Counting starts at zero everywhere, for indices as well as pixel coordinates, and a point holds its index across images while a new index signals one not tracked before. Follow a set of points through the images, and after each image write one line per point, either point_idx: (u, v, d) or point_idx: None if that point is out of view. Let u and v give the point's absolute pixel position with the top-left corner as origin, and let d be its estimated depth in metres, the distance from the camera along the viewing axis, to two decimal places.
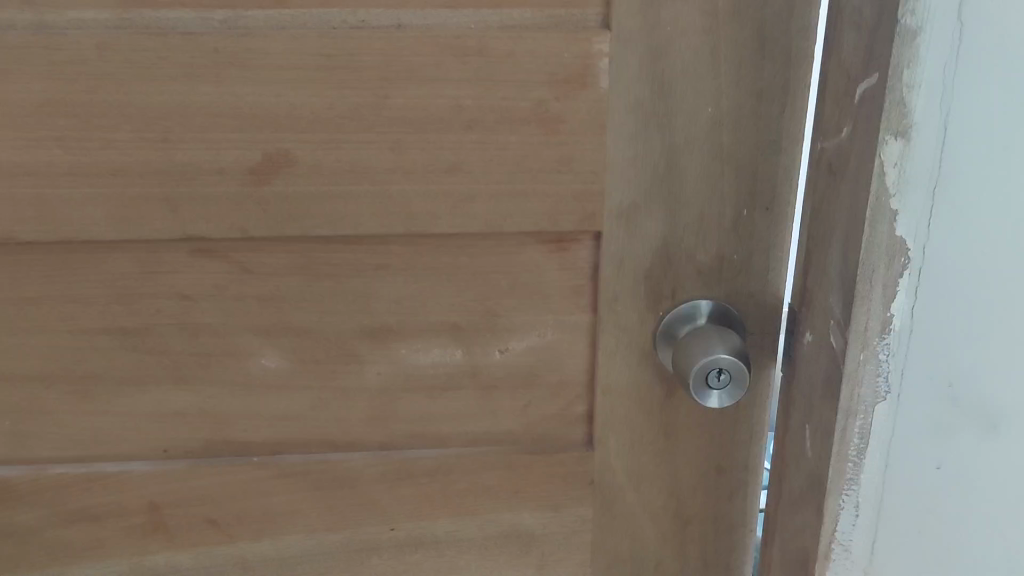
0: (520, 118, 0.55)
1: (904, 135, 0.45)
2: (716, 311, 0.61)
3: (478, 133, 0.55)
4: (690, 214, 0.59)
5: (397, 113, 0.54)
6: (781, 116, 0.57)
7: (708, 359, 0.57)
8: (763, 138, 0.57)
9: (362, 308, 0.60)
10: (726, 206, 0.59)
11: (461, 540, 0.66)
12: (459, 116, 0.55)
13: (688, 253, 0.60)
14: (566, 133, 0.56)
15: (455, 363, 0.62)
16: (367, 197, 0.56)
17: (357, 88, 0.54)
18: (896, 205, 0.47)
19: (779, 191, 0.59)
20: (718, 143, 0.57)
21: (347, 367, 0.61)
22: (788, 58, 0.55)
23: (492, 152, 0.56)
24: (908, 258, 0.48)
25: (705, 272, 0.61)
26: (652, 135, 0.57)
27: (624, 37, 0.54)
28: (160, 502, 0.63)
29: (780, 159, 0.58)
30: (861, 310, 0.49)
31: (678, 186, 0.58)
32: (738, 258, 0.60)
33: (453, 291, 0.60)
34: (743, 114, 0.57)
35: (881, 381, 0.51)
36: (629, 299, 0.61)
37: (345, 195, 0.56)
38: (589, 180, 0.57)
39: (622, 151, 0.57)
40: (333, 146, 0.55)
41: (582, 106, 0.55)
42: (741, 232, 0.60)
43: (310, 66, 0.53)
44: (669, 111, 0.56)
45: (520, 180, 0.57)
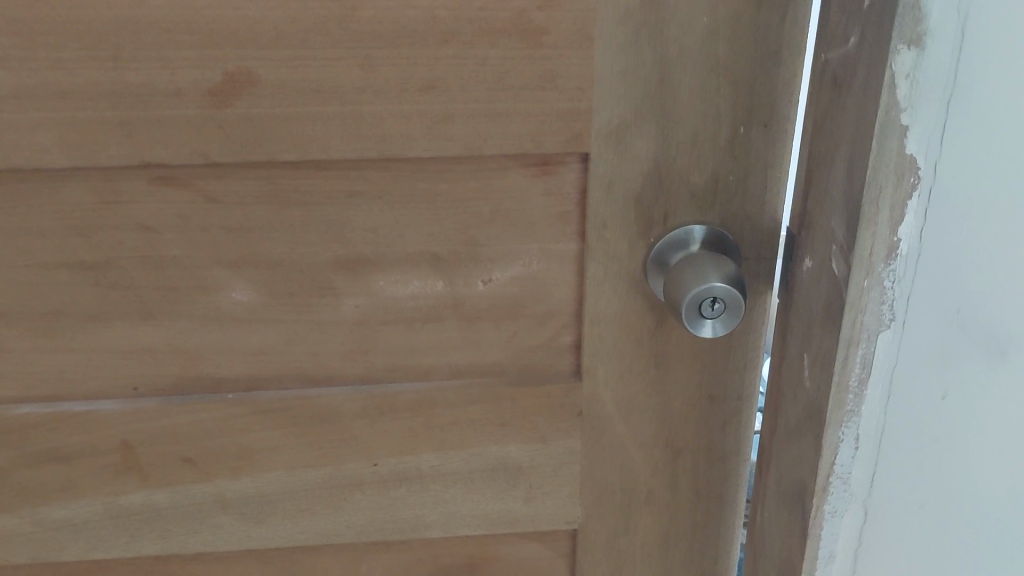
0: (500, 30, 0.51)
1: (917, 43, 0.42)
2: (710, 236, 0.58)
3: (455, 48, 0.51)
4: (684, 132, 0.55)
5: (367, 27, 0.50)
6: (782, 25, 0.53)
7: (701, 288, 0.54)
8: (762, 50, 0.53)
9: (336, 238, 0.56)
10: (723, 123, 0.55)
11: (446, 475, 0.64)
12: (434, 29, 0.51)
13: (681, 174, 0.57)
14: (549, 46, 0.52)
15: (435, 293, 0.59)
16: (337, 119, 0.53)
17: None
18: (906, 120, 0.43)
19: (780, 107, 0.55)
20: (713, 55, 0.53)
21: (322, 299, 0.58)
22: None
23: (470, 69, 0.52)
24: (918, 177, 0.45)
25: (699, 195, 0.57)
26: (643, 47, 0.53)
27: None
28: (132, 441, 0.61)
29: (780, 72, 0.54)
30: (866, 235, 0.46)
31: (671, 103, 0.54)
32: (734, 179, 0.57)
33: (431, 218, 0.57)
34: (740, 23, 0.53)
35: (884, 308, 0.48)
36: (619, 224, 0.58)
37: (314, 117, 0.52)
38: (575, 97, 0.53)
39: (610, 64, 0.53)
40: (299, 64, 0.51)
41: (567, 16, 0.51)
42: (738, 151, 0.56)
43: None
44: (661, 21, 0.52)
45: (501, 98, 0.53)
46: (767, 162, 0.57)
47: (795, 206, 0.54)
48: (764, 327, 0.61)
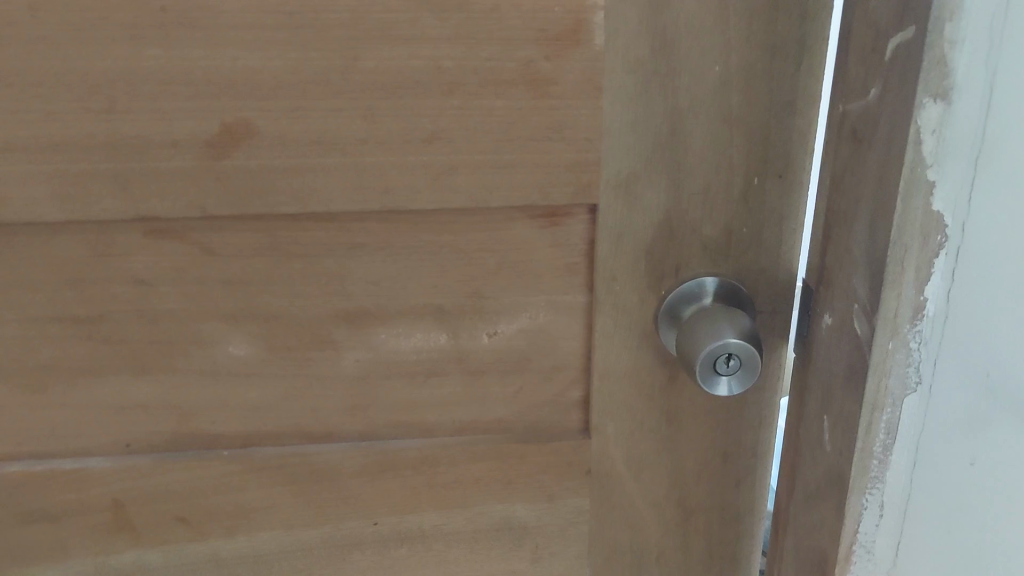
0: (506, 80, 0.50)
1: (944, 97, 0.40)
2: (724, 288, 0.56)
3: (460, 97, 0.50)
4: (695, 183, 0.54)
5: (368, 77, 0.49)
6: (797, 75, 0.51)
7: (715, 344, 0.52)
8: (777, 100, 0.52)
9: (336, 290, 0.55)
10: (736, 174, 0.54)
11: (449, 534, 0.62)
12: (438, 79, 0.49)
13: (693, 226, 0.55)
14: (557, 96, 0.50)
15: (439, 347, 0.57)
16: (338, 170, 0.51)
17: (323, 49, 0.48)
18: (933, 176, 0.42)
19: (795, 157, 0.53)
20: (726, 105, 0.52)
21: (322, 353, 0.56)
22: (806, 10, 0.50)
23: (475, 119, 0.50)
24: (944, 237, 0.43)
25: (712, 247, 0.56)
26: (653, 97, 0.51)
27: None
28: (125, 499, 0.59)
29: (795, 122, 0.52)
30: (891, 295, 0.44)
31: (682, 153, 0.53)
32: (748, 231, 0.55)
33: (435, 271, 0.55)
34: (754, 72, 0.51)
35: (910, 372, 0.46)
36: (628, 277, 0.56)
37: (314, 168, 0.51)
38: (583, 148, 0.52)
39: (620, 115, 0.51)
40: (300, 115, 0.49)
41: (575, 66, 0.50)
42: (753, 203, 0.55)
43: (270, 25, 0.47)
44: (672, 70, 0.51)
45: (507, 149, 0.51)
46: (782, 213, 0.55)
47: (812, 261, 0.52)
48: (779, 382, 0.59)
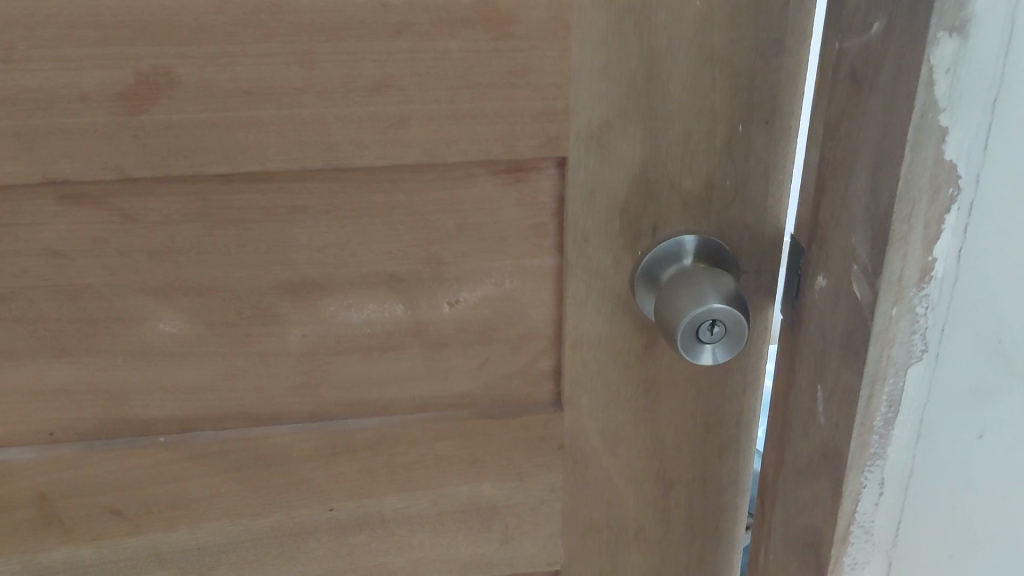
0: (462, 19, 0.44)
1: (960, 32, 0.34)
2: (705, 247, 0.51)
3: (410, 40, 0.44)
4: (675, 132, 0.49)
5: (305, 18, 0.43)
6: (786, 9, 0.46)
7: (698, 310, 0.47)
8: (764, 38, 0.47)
9: (278, 259, 0.49)
10: (719, 121, 0.49)
11: (412, 517, 0.58)
12: (385, 18, 0.43)
13: (673, 180, 0.50)
14: (519, 36, 0.45)
15: (394, 319, 0.52)
16: (275, 125, 0.45)
17: None
18: (945, 122, 0.36)
19: (783, 101, 0.48)
20: (708, 44, 0.47)
21: (264, 328, 0.51)
22: None
23: (428, 64, 0.45)
24: (957, 189, 0.37)
25: (693, 202, 0.51)
26: (627, 36, 0.46)
27: None
28: (52, 493, 0.54)
29: (783, 63, 0.47)
30: (896, 255, 0.39)
31: (660, 98, 0.48)
32: (732, 185, 0.50)
33: (388, 235, 0.49)
34: (739, 6, 0.46)
35: (915, 339, 0.41)
36: (601, 237, 0.51)
37: (247, 123, 0.45)
38: (550, 95, 0.47)
39: (591, 56, 0.46)
40: (227, 62, 0.43)
41: (539, 2, 0.44)
42: (737, 153, 0.50)
43: None
44: (647, 6, 0.45)
45: (464, 98, 0.46)
46: (769, 164, 0.50)
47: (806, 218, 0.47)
48: (764, 346, 0.55)
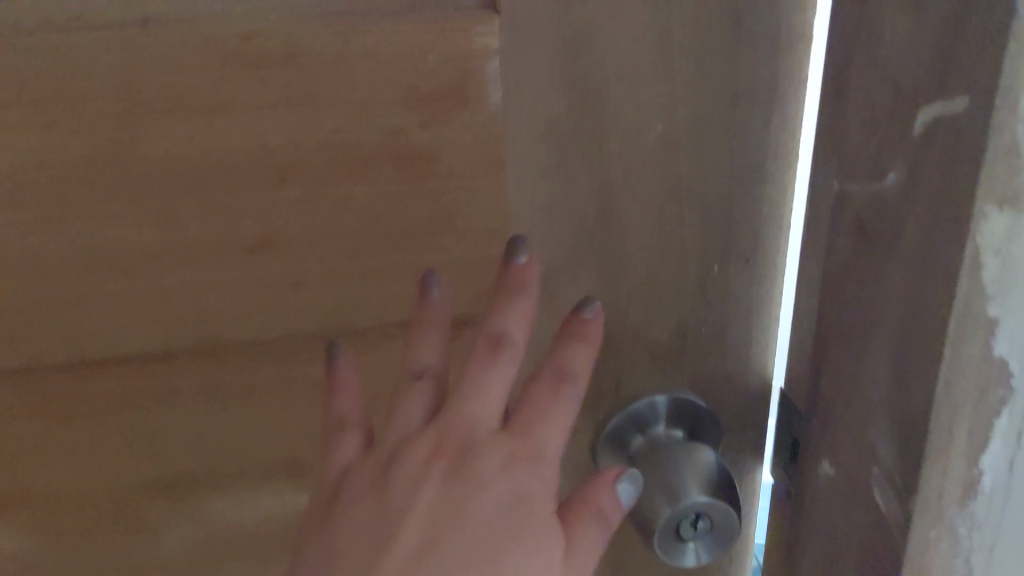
0: (364, 159, 0.35)
1: (1016, 202, 0.25)
2: (679, 409, 0.42)
3: (298, 187, 0.35)
4: (638, 277, 0.40)
5: (158, 169, 0.33)
6: (766, 130, 0.38)
7: (672, 508, 0.38)
8: (740, 164, 0.38)
9: (146, 456, 0.40)
10: (690, 263, 0.40)
11: None
12: (265, 163, 0.34)
13: (637, 330, 0.41)
14: (440, 176, 0.36)
15: (299, 511, 0.43)
16: (132, 297, 0.36)
17: (82, 132, 0.32)
18: (994, 311, 0.27)
19: (764, 237, 0.40)
20: (672, 175, 0.38)
21: (132, 534, 0.42)
22: (777, 44, 0.36)
23: (325, 214, 0.35)
24: (1010, 390, 0.28)
25: (663, 356, 0.42)
26: (574, 169, 0.37)
27: (520, 24, 0.34)
28: None
29: (765, 192, 0.39)
30: (934, 473, 0.30)
31: (618, 240, 0.39)
32: (709, 333, 0.42)
33: (287, 417, 0.40)
34: (709, 129, 0.37)
35: (957, 563, 0.32)
36: None
37: (96, 297, 0.35)
38: (484, 242, 0.37)
39: (531, 195, 0.37)
40: (63, 227, 0.34)
41: (462, 134, 0.35)
42: (713, 298, 0.41)
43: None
44: (597, 132, 0.36)
45: (375, 253, 0.37)
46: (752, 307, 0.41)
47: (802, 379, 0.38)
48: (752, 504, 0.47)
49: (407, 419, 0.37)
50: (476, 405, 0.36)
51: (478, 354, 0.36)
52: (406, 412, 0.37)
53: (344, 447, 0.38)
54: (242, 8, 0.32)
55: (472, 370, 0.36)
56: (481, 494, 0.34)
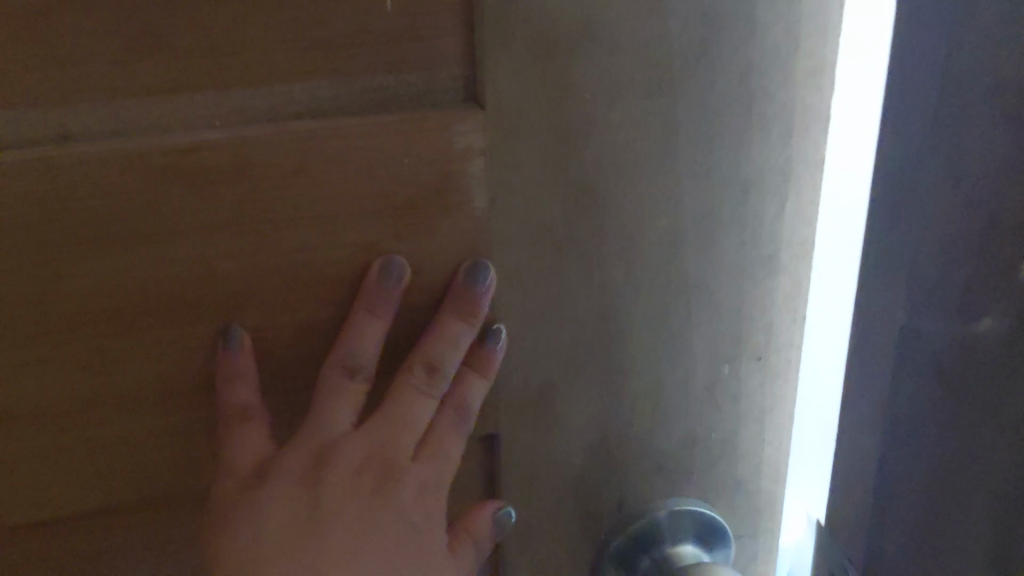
0: (331, 278, 0.30)
1: None
2: (688, 524, 0.38)
3: (257, 313, 0.30)
4: (641, 384, 0.35)
5: (87, 305, 0.28)
6: (779, 218, 0.34)
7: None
8: (751, 257, 0.34)
9: None
10: (697, 366, 0.36)
11: None
12: (217, 289, 0.29)
13: (641, 440, 0.37)
14: (417, 288, 0.31)
15: None
16: (64, 453, 0.30)
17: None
18: None
19: (776, 332, 0.36)
20: (678, 273, 0.34)
21: None
22: (789, 126, 0.32)
23: (289, 340, 0.31)
24: None
25: (668, 465, 0.38)
26: (571, 274, 0.32)
27: (508, 119, 0.29)
28: None
29: (778, 284, 0.35)
30: None
31: (619, 346, 0.34)
32: (720, 435, 0.38)
33: None
34: (717, 222, 0.33)
35: None
36: (550, 523, 0.37)
37: (19, 459, 0.30)
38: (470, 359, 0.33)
39: (521, 305, 0.33)
40: None
41: (444, 243, 0.31)
42: (722, 399, 0.37)
43: None
44: (596, 233, 0.32)
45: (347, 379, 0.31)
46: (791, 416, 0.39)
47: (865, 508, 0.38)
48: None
49: (334, 425, 0.32)
50: (393, 423, 0.33)
51: (412, 381, 0.32)
52: (336, 416, 0.32)
53: (248, 438, 0.31)
54: (180, 115, 0.27)
55: (399, 394, 0.32)
56: (394, 522, 0.32)
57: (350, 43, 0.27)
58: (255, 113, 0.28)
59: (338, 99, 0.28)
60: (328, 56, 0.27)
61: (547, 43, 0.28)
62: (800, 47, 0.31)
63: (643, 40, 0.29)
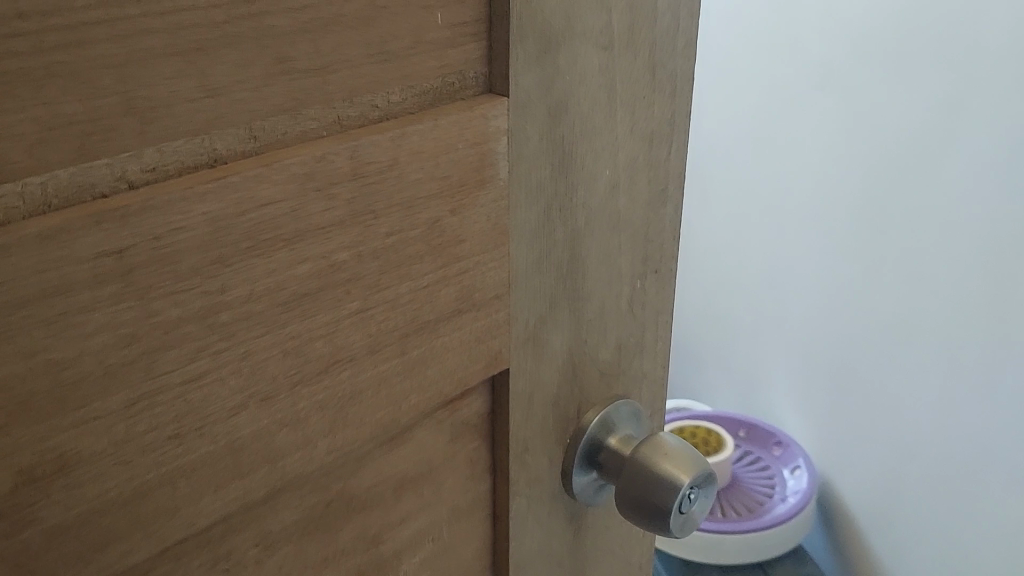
0: (409, 256, 0.35)
1: None
2: (612, 418, 0.48)
3: (360, 297, 0.34)
4: (594, 305, 0.45)
5: (243, 310, 0.30)
6: (668, 159, 0.46)
7: (674, 497, 0.44)
8: (653, 190, 0.45)
9: None
10: (624, 285, 0.46)
11: None
12: (333, 280, 0.33)
13: (591, 353, 0.46)
14: (465, 256, 0.37)
15: None
16: (216, 463, 0.31)
17: (184, 283, 0.28)
18: None
19: (665, 250, 0.48)
20: (615, 210, 0.44)
21: None
22: (673, 86, 0.44)
23: (379, 318, 0.35)
24: None
25: (608, 370, 0.47)
26: (555, 224, 0.41)
27: (522, 102, 0.37)
28: None
29: (667, 209, 0.47)
30: None
31: (582, 279, 0.43)
32: (635, 340, 0.48)
33: (324, 545, 0.37)
34: (636, 166, 0.44)
35: None
36: (539, 442, 0.45)
37: (184, 475, 0.30)
38: (494, 308, 0.40)
39: (526, 254, 0.40)
40: (156, 401, 0.29)
41: (479, 213, 0.37)
42: (637, 308, 0.48)
43: (101, 269, 0.26)
44: (570, 188, 0.41)
45: (414, 342, 0.37)
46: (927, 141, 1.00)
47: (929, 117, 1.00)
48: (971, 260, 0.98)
49: None
50: None
51: None
52: (366, 373, 0.35)
53: None
54: (298, 130, 0.31)
55: None
56: None
57: (412, 53, 0.34)
58: (349, 121, 0.32)
59: (405, 103, 0.34)
60: (399, 66, 0.33)
61: (546, 39, 0.37)
62: (679, 28, 0.43)
63: (598, 30, 0.39)
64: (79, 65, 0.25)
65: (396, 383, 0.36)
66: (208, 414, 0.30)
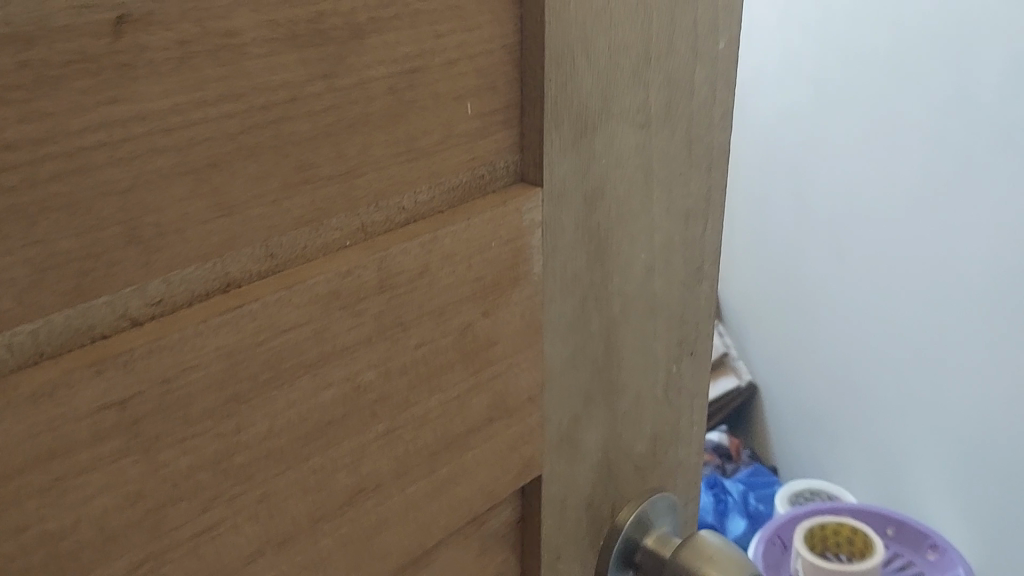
0: (439, 367, 0.32)
1: None
2: (646, 518, 0.44)
3: (387, 418, 0.30)
4: (629, 397, 0.41)
5: (259, 449, 0.27)
6: (704, 236, 0.42)
7: None
8: (689, 270, 0.42)
9: None
10: (659, 372, 0.43)
11: None
12: (358, 403, 0.29)
13: (626, 447, 0.43)
14: (498, 359, 0.34)
15: None
16: None
17: (195, 426, 0.25)
18: None
19: (701, 332, 0.45)
20: (651, 296, 0.40)
21: None
22: (711, 160, 0.41)
23: (408, 438, 0.31)
24: None
25: (642, 463, 0.44)
26: (591, 316, 0.38)
27: (557, 192, 0.34)
28: None
29: (703, 288, 0.44)
30: None
31: (618, 371, 0.40)
32: (670, 429, 0.45)
33: None
34: (673, 247, 0.41)
35: None
36: (572, 546, 0.42)
37: None
38: (528, 411, 0.36)
39: (559, 352, 0.37)
40: (164, 560, 0.25)
41: (513, 312, 0.34)
42: (673, 395, 0.44)
43: (104, 423, 0.23)
44: (607, 278, 0.38)
45: (445, 457, 0.33)
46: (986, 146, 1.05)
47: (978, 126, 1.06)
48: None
49: None
50: None
51: None
52: (394, 497, 0.32)
53: None
54: (319, 242, 0.28)
55: None
56: None
57: (442, 148, 0.30)
58: (374, 227, 0.29)
59: (434, 201, 0.31)
60: (427, 162, 0.30)
61: (582, 122, 0.34)
62: (716, 99, 0.40)
63: (636, 108, 0.36)
64: (78, 196, 0.22)
65: (425, 504, 0.33)
66: (222, 565, 0.27)
